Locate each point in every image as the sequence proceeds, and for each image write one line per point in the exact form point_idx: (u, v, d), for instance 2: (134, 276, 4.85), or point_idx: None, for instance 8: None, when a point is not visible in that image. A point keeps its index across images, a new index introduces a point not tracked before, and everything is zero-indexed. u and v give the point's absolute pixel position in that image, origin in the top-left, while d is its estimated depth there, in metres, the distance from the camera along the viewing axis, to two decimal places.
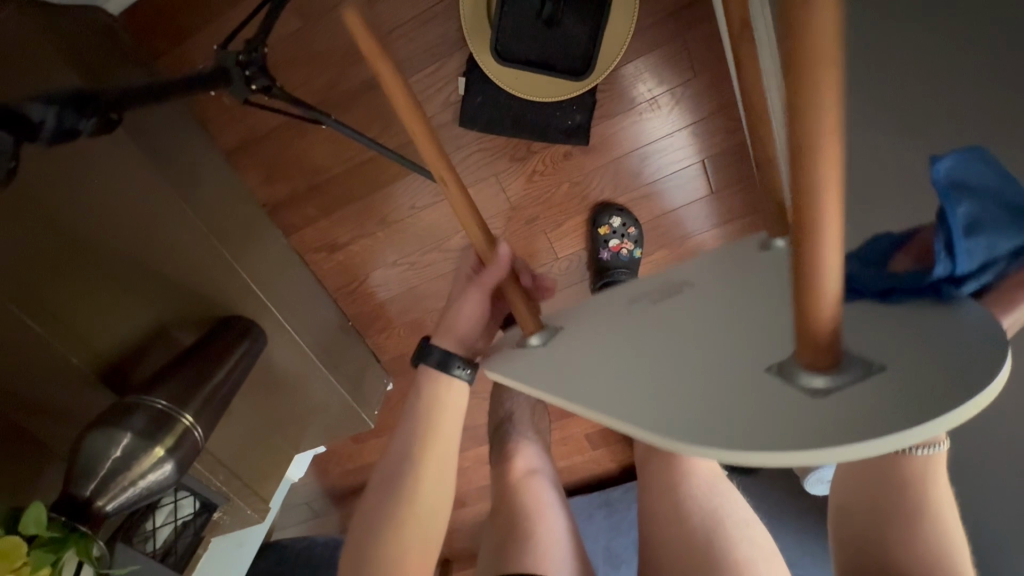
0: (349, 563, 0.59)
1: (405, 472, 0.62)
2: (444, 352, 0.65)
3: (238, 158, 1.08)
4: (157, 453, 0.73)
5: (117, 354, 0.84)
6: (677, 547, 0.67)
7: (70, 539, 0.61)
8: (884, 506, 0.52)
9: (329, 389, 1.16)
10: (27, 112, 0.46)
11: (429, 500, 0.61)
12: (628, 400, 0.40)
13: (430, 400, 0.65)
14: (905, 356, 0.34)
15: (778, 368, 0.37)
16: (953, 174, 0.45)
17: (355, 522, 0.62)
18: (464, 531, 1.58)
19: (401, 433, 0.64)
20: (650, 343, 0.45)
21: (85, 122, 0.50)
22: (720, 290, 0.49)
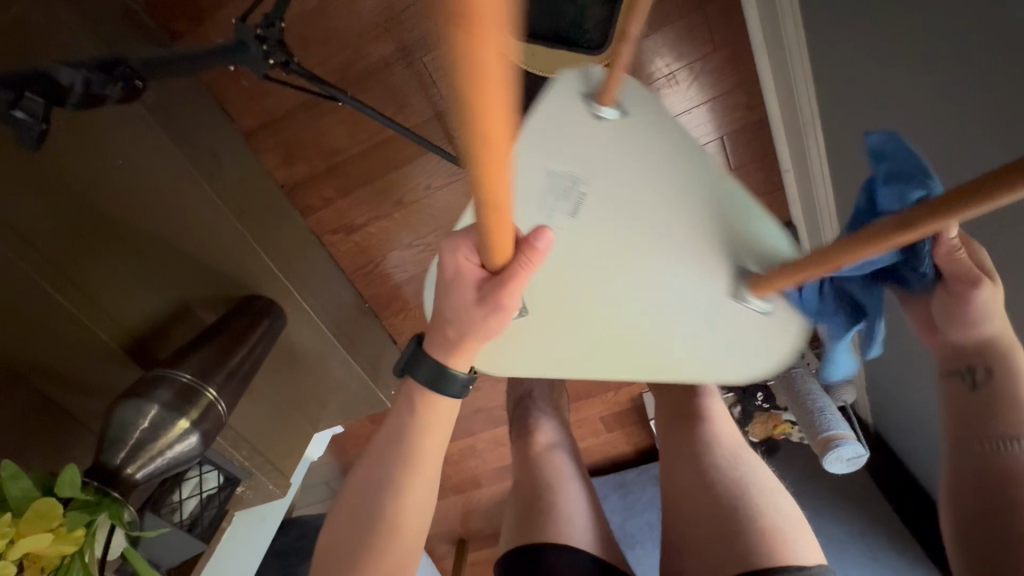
0: (327, 560, 0.56)
1: (393, 463, 0.58)
2: (438, 366, 0.58)
3: (256, 139, 1.07)
4: (183, 424, 0.76)
5: (143, 331, 0.86)
6: (700, 513, 0.68)
7: (104, 503, 0.63)
8: (998, 506, 0.48)
9: (348, 369, 1.18)
10: (57, 76, 0.48)
11: (416, 498, 0.57)
12: (666, 354, 0.66)
13: (418, 402, 0.59)
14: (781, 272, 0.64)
15: (736, 295, 0.62)
16: (881, 148, 0.54)
17: (337, 515, 0.58)
18: (480, 512, 1.60)
19: (386, 432, 0.60)
20: (623, 282, 0.63)
21: (113, 87, 0.52)
22: (613, 187, 0.62)
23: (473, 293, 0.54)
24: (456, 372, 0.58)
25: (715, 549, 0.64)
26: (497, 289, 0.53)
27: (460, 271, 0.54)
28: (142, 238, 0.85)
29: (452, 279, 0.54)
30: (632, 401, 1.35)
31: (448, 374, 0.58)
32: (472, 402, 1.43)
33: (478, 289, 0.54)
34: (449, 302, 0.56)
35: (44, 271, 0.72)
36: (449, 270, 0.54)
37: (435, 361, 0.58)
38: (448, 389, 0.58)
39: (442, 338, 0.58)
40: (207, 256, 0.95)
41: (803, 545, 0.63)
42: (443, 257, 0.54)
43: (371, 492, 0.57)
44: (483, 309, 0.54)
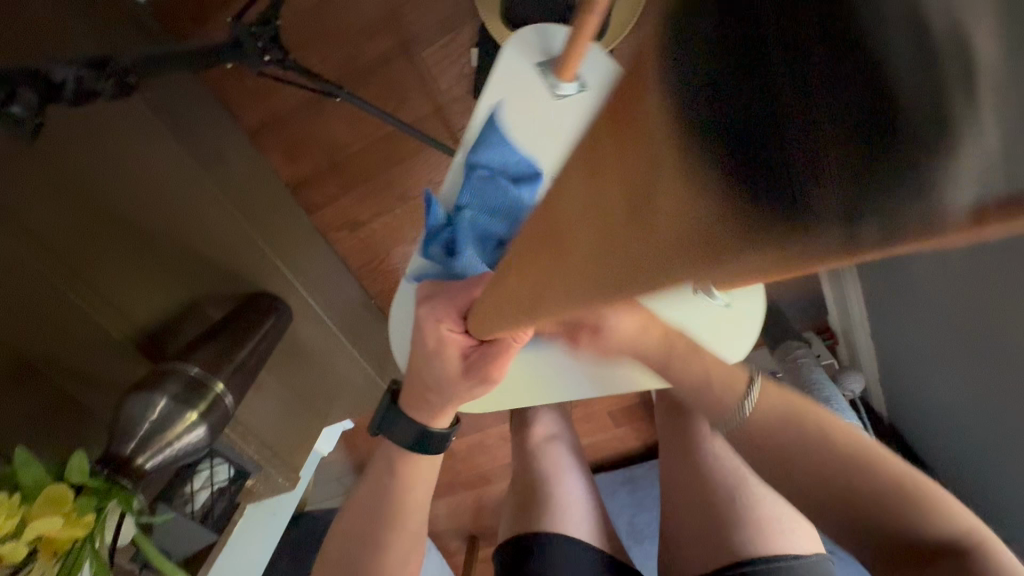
0: None
1: None
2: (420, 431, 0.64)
3: (262, 138, 1.08)
4: (191, 416, 0.78)
5: (152, 327, 0.90)
6: (692, 506, 0.68)
7: (115, 490, 0.65)
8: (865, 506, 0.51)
9: (353, 364, 1.23)
10: (51, 73, 0.50)
11: None
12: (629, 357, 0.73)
13: None
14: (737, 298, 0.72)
15: None
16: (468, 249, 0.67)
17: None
18: (490, 509, 1.61)
19: None
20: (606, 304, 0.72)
21: (105, 85, 0.55)
22: None
23: (458, 361, 0.58)
24: (437, 432, 0.65)
25: (710, 543, 0.64)
26: (480, 359, 0.57)
27: (441, 341, 0.57)
28: (150, 236, 0.88)
29: (434, 348, 0.57)
30: (639, 395, 1.34)
31: (432, 434, 0.65)
32: None
33: (463, 357, 0.57)
34: (433, 369, 0.59)
35: (60, 264, 0.75)
36: (431, 339, 0.57)
37: (413, 424, 0.64)
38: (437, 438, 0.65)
39: (422, 402, 0.63)
40: (213, 253, 0.98)
41: (798, 534, 0.63)
42: (424, 328, 0.57)
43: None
44: (469, 379, 0.59)
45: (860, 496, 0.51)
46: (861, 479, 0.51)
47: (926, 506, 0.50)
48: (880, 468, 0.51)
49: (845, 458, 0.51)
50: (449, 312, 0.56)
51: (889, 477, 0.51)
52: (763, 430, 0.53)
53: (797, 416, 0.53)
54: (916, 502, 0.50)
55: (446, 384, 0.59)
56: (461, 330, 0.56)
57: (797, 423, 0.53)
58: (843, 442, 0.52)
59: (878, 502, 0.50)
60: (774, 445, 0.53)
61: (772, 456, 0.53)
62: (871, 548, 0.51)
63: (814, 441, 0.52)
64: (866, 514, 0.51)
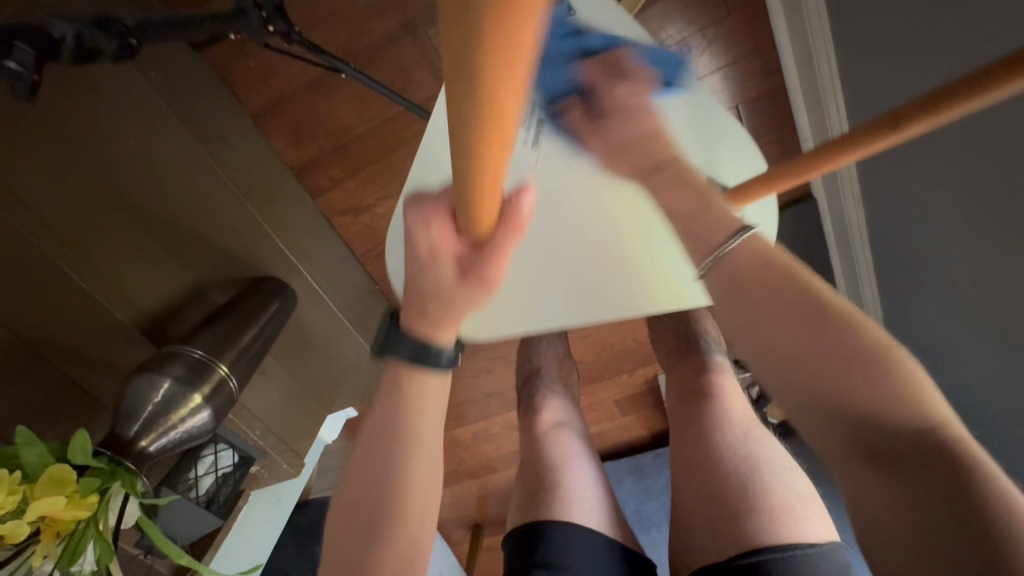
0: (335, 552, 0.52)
1: (384, 456, 0.53)
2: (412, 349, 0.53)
3: (265, 121, 1.06)
4: (195, 400, 0.77)
5: (156, 312, 0.88)
6: (703, 493, 0.66)
7: (117, 473, 0.64)
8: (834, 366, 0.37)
9: (359, 350, 1.22)
10: (49, 29, 0.50)
11: (422, 473, 0.54)
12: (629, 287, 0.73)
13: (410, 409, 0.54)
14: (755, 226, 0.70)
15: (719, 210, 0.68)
16: None
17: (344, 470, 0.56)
18: (495, 497, 1.60)
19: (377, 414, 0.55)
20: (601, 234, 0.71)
21: (106, 42, 0.56)
22: None
23: (452, 267, 0.52)
24: (441, 348, 0.53)
25: (719, 530, 0.62)
26: (476, 259, 0.52)
27: (434, 246, 0.52)
28: (152, 216, 0.88)
29: (427, 256, 0.52)
30: (646, 382, 1.32)
31: (434, 349, 0.53)
32: (483, 386, 1.43)
33: (457, 263, 0.52)
34: (427, 282, 0.52)
35: (59, 244, 0.75)
36: (423, 245, 0.52)
37: (418, 337, 0.53)
38: (432, 360, 0.53)
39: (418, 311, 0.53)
40: (218, 236, 0.97)
41: (813, 524, 0.61)
42: (414, 235, 0.52)
43: (371, 463, 0.54)
44: (468, 284, 0.52)
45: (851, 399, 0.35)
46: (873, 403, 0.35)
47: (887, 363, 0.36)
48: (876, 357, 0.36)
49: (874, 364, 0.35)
50: (438, 212, 0.53)
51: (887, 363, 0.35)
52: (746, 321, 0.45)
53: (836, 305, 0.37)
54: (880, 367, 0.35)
55: (435, 285, 0.52)
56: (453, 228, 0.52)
57: (797, 282, 0.38)
58: (867, 351, 0.35)
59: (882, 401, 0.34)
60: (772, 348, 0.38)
61: (757, 304, 0.39)
62: (826, 432, 0.37)
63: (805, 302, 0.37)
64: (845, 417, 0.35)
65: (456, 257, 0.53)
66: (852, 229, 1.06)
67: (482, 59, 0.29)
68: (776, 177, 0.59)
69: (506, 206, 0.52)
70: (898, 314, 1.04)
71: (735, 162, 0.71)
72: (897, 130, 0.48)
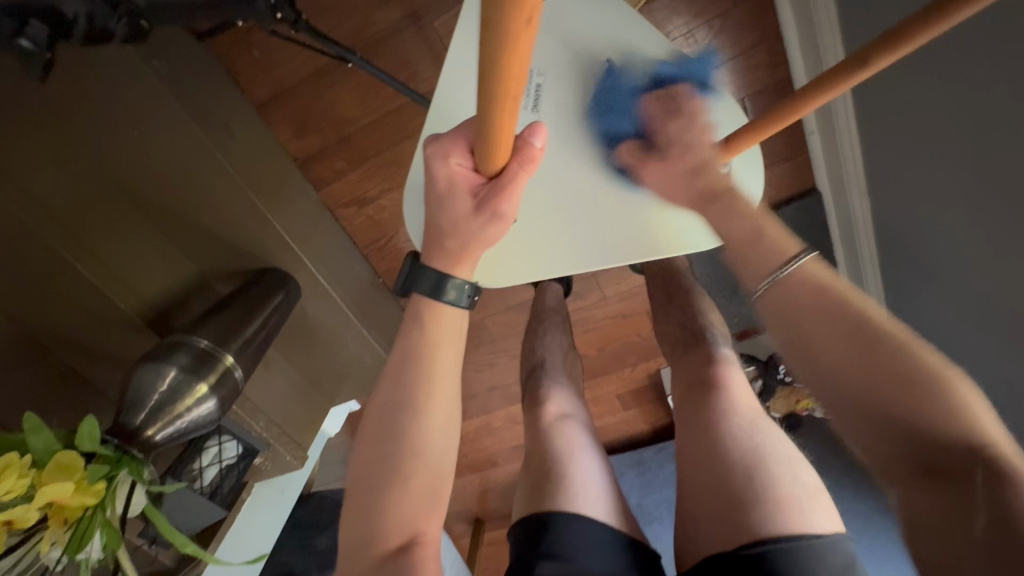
0: (347, 524, 0.54)
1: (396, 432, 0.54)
2: (432, 278, 0.55)
3: (270, 112, 1.06)
4: (201, 389, 0.77)
5: (161, 303, 0.89)
6: (709, 484, 0.66)
7: (125, 460, 0.64)
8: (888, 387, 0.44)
9: (363, 343, 1.21)
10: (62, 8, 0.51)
11: (428, 455, 0.54)
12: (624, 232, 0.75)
13: (420, 388, 0.55)
14: (741, 180, 0.75)
15: None
16: None
17: (355, 455, 0.56)
18: (497, 492, 1.60)
19: (388, 386, 0.56)
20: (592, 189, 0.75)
21: (116, 24, 0.57)
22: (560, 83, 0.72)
23: (468, 201, 0.53)
24: (460, 281, 0.56)
25: (725, 520, 0.62)
26: (492, 192, 0.52)
27: (453, 180, 0.54)
28: (155, 206, 0.87)
29: (446, 189, 0.54)
30: (649, 376, 1.32)
31: (452, 282, 0.55)
32: (486, 379, 1.43)
33: (472, 196, 0.53)
34: (443, 213, 0.54)
35: (63, 233, 0.75)
36: (440, 179, 0.54)
37: (439, 269, 0.56)
38: (447, 294, 0.55)
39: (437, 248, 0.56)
40: (221, 227, 0.97)
41: (819, 516, 0.61)
42: (432, 167, 0.54)
43: (382, 450, 0.54)
44: (480, 218, 0.54)
45: (879, 400, 0.44)
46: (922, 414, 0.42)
47: (931, 394, 0.42)
48: (908, 375, 0.43)
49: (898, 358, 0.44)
50: (458, 146, 0.54)
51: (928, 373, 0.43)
52: (798, 307, 0.49)
53: (887, 335, 0.45)
54: (916, 395, 0.43)
55: (451, 219, 0.54)
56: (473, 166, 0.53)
57: (852, 316, 0.47)
58: (897, 357, 0.44)
59: (908, 401, 0.43)
60: (810, 327, 0.48)
61: (812, 316, 0.48)
62: (886, 451, 0.44)
63: (852, 324, 0.46)
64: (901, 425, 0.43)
65: (473, 191, 0.54)
66: (857, 222, 1.06)
67: (504, 39, 0.37)
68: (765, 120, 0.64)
69: (517, 145, 0.52)
70: (900, 306, 1.05)
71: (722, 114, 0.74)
72: (868, 64, 0.56)
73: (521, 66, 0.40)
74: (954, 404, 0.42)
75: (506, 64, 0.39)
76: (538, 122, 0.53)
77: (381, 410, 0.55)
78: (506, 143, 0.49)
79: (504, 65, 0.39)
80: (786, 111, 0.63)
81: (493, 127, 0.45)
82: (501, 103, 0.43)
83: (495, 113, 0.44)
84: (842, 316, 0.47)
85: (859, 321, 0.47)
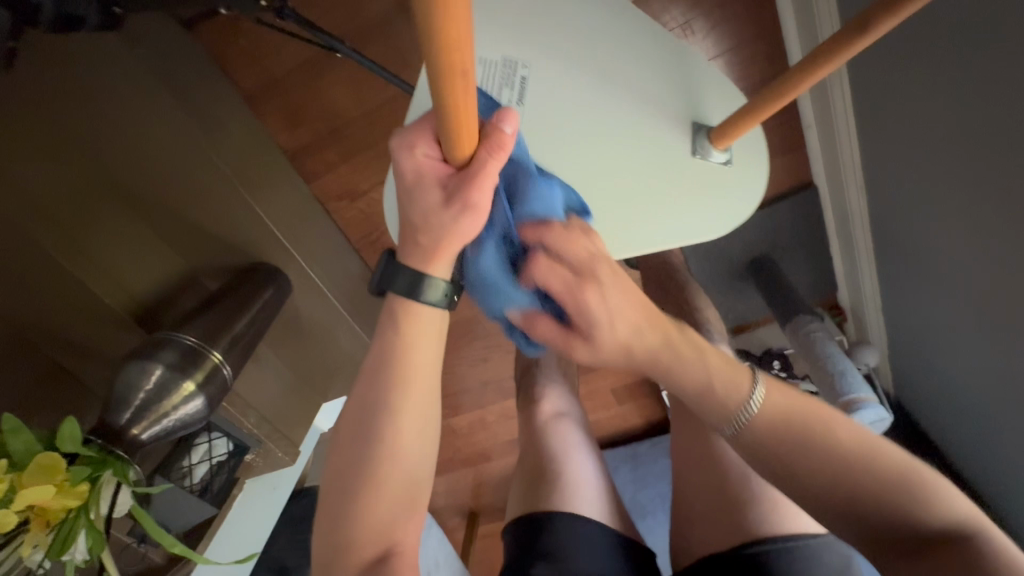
0: (324, 524, 0.55)
1: (376, 436, 0.54)
2: (410, 278, 0.52)
3: (259, 103, 1.04)
4: (187, 387, 0.75)
5: (147, 299, 0.87)
6: (705, 483, 0.65)
7: (109, 460, 0.63)
8: (871, 494, 0.49)
9: (354, 340, 1.22)
10: None
11: (407, 459, 0.55)
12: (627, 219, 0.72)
13: (399, 391, 0.54)
14: (743, 166, 0.74)
15: (699, 152, 0.72)
16: None
17: (332, 452, 0.56)
18: (490, 487, 1.60)
19: (367, 389, 0.55)
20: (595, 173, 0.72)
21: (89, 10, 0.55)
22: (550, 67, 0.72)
23: (437, 193, 0.50)
24: (438, 280, 0.53)
25: (721, 521, 0.62)
26: (460, 181, 0.49)
27: (420, 172, 0.50)
28: (140, 199, 0.85)
29: (413, 181, 0.50)
30: (643, 371, 1.32)
31: (429, 282, 0.53)
32: (480, 374, 1.42)
33: (442, 188, 0.50)
34: (412, 208, 0.51)
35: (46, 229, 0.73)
36: (406, 173, 0.50)
37: (415, 269, 0.53)
38: (427, 296, 0.53)
39: (412, 246, 0.53)
40: (211, 222, 0.95)
41: (812, 515, 0.61)
42: (398, 159, 0.50)
43: (365, 453, 0.54)
44: (451, 210, 0.50)
45: (863, 492, 0.49)
46: (902, 503, 0.48)
47: (919, 489, 0.49)
48: (903, 473, 0.49)
49: (841, 453, 0.49)
50: (424, 136, 0.50)
51: (896, 468, 0.49)
52: (773, 434, 0.51)
53: (809, 420, 0.50)
54: (909, 485, 0.49)
55: (417, 214, 0.51)
56: (439, 156, 0.50)
57: (808, 420, 0.51)
58: (879, 460, 0.49)
59: (879, 500, 0.49)
60: (783, 446, 0.50)
61: (798, 435, 0.50)
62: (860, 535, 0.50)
63: (831, 443, 0.49)
64: (868, 515, 0.49)
65: (439, 180, 0.50)
66: (854, 218, 1.05)
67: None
68: (761, 100, 0.64)
69: (488, 131, 0.49)
70: (894, 302, 1.05)
71: (717, 97, 0.74)
72: (869, 28, 0.55)
73: (464, 28, 0.37)
74: (995, 546, 0.46)
75: (443, 27, 0.36)
76: (510, 107, 0.50)
77: (357, 415, 0.55)
78: (471, 128, 0.46)
79: (439, 26, 0.36)
80: (782, 85, 0.62)
81: (446, 105, 0.42)
82: (448, 73, 0.40)
83: (445, 88, 0.41)
84: (807, 430, 0.50)
85: (813, 420, 0.51)
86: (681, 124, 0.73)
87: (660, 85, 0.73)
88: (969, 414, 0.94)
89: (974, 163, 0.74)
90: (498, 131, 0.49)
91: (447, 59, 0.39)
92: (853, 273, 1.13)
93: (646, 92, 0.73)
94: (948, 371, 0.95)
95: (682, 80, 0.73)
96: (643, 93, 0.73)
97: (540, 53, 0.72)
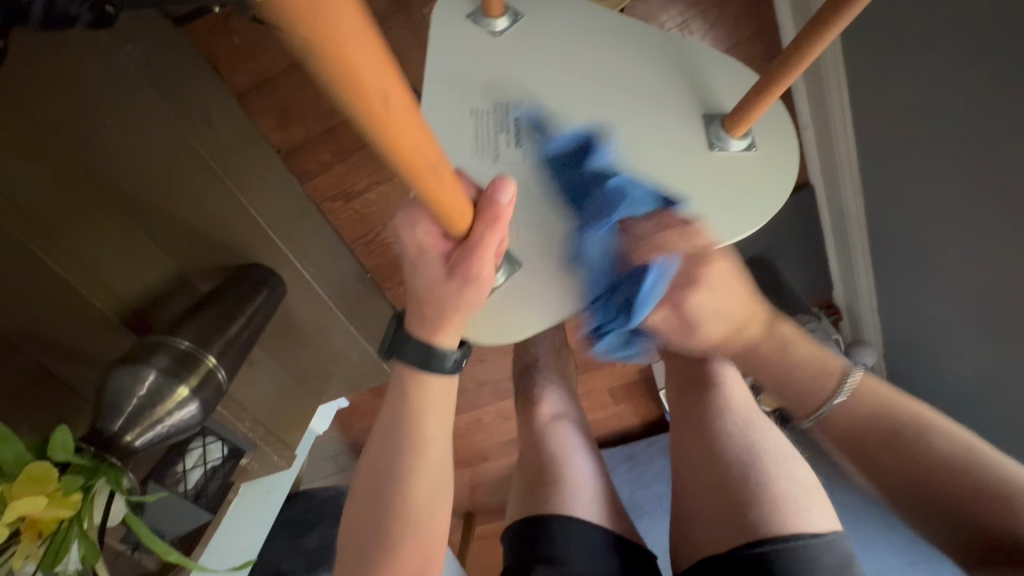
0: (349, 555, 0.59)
1: (397, 466, 0.59)
2: (419, 351, 0.58)
3: (249, 101, 1.02)
4: (181, 392, 0.74)
5: (137, 303, 0.85)
6: (707, 484, 0.65)
7: (102, 468, 0.62)
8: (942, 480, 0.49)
9: (349, 340, 1.17)
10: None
11: (425, 487, 0.60)
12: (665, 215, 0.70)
13: (411, 435, 0.59)
14: (767, 146, 0.73)
15: (717, 144, 0.72)
16: None
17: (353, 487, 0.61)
18: (487, 487, 1.60)
19: (383, 430, 0.60)
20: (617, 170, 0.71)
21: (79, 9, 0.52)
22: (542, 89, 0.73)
23: (441, 266, 0.54)
24: (444, 350, 0.58)
25: (721, 521, 0.62)
26: (461, 255, 0.53)
27: (423, 247, 0.55)
28: (129, 201, 0.84)
29: (417, 257, 0.55)
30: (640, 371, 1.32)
31: (437, 351, 0.58)
32: (477, 374, 1.42)
33: (446, 261, 0.54)
34: (419, 280, 0.56)
35: (39, 234, 0.72)
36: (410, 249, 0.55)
37: (423, 341, 0.58)
38: (435, 365, 0.58)
39: (419, 314, 0.57)
40: (202, 223, 0.94)
41: (815, 514, 0.60)
42: (403, 237, 0.55)
43: (383, 487, 0.59)
44: (454, 281, 0.54)
45: (937, 476, 0.49)
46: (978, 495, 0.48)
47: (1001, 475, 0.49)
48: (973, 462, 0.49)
49: (939, 452, 0.50)
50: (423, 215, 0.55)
51: (979, 470, 0.49)
52: (852, 423, 0.54)
53: (903, 419, 0.52)
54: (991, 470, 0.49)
55: (426, 290, 0.55)
56: (438, 234, 0.54)
57: (884, 409, 0.53)
58: (958, 447, 0.50)
59: (970, 486, 0.48)
60: (855, 433, 0.53)
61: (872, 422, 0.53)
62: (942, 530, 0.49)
63: (897, 427, 0.52)
64: (945, 502, 0.49)
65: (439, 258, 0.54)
66: (850, 219, 1.06)
67: (377, 126, 0.35)
68: (768, 84, 0.65)
69: (483, 204, 0.53)
70: (889, 300, 1.06)
71: (724, 86, 0.75)
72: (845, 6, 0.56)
73: (416, 133, 0.37)
74: None
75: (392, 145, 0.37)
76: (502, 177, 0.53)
77: (375, 452, 0.60)
78: (464, 209, 0.50)
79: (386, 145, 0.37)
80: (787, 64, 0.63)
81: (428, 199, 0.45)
82: (416, 173, 0.41)
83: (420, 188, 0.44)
84: (877, 417, 0.53)
85: (902, 414, 0.52)
86: (696, 116, 0.73)
87: (659, 83, 0.74)
88: (965, 410, 0.94)
89: (974, 164, 0.75)
90: (491, 203, 0.53)
91: (411, 163, 0.40)
92: (848, 272, 1.14)
93: (653, 88, 0.74)
94: (943, 368, 0.96)
95: (686, 76, 0.75)
96: (649, 88, 0.74)
97: (531, 83, 0.74)
